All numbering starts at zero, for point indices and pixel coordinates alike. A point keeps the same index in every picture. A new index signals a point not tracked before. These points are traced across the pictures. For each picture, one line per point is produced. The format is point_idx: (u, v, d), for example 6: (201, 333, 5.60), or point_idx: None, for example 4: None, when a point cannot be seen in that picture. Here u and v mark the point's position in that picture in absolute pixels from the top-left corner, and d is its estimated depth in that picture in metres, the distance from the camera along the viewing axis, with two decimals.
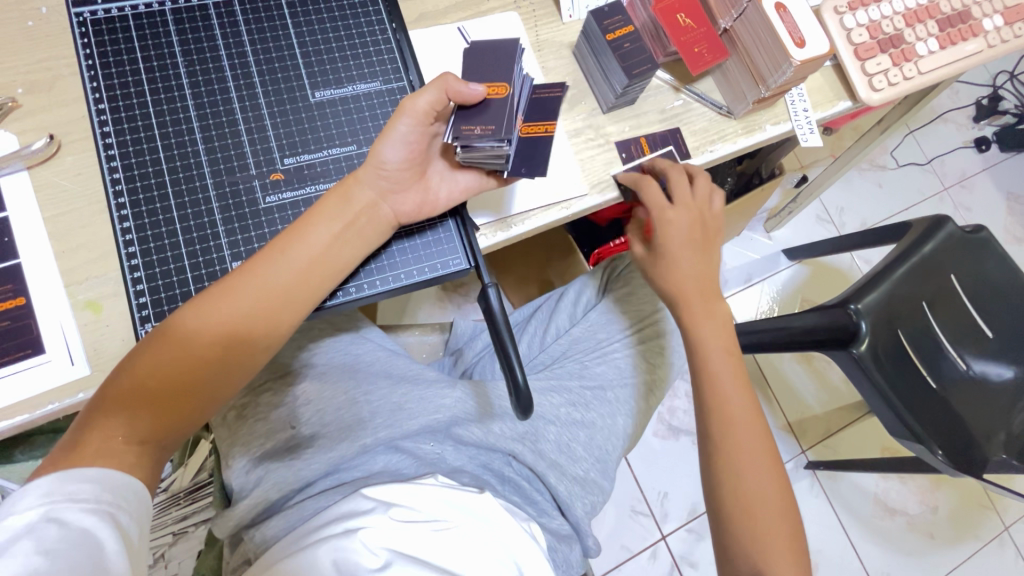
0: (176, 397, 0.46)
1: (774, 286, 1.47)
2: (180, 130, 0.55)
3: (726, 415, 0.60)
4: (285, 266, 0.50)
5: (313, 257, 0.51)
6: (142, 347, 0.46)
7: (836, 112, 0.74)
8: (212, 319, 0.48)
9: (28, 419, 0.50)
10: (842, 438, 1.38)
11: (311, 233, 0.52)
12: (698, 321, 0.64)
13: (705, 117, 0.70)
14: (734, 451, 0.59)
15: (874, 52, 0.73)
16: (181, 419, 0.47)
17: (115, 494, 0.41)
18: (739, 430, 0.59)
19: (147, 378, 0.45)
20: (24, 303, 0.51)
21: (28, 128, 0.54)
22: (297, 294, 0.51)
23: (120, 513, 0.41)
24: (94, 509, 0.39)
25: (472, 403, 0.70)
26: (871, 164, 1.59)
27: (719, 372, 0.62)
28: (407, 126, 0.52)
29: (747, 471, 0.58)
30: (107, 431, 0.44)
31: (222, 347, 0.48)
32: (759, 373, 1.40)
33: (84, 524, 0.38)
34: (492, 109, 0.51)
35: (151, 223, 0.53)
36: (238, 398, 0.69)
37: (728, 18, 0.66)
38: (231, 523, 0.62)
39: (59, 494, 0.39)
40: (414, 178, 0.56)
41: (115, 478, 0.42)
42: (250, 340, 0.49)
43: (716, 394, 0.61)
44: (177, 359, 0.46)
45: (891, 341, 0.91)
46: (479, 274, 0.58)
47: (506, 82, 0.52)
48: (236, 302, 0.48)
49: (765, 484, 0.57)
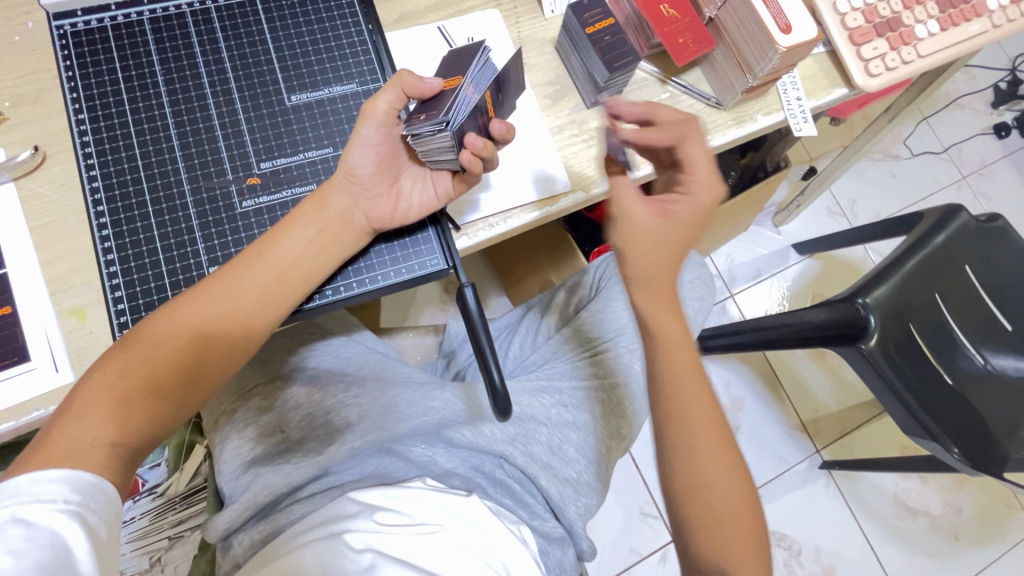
0: (152, 396, 0.47)
1: (784, 281, 1.43)
2: (157, 139, 0.56)
3: (691, 423, 0.53)
4: (259, 270, 0.51)
5: (287, 258, 0.52)
6: (119, 348, 0.47)
7: (832, 99, 0.72)
8: (187, 322, 0.48)
9: (16, 425, 0.50)
10: (858, 437, 1.34)
11: (287, 237, 0.52)
12: (661, 314, 0.53)
13: (693, 109, 0.68)
14: (700, 467, 0.52)
15: (870, 37, 0.71)
16: (156, 419, 0.48)
17: (84, 493, 0.42)
18: (708, 444, 0.53)
19: (122, 380, 0.46)
20: (11, 312, 0.52)
21: (15, 140, 0.56)
22: (274, 297, 0.51)
23: (90, 512, 0.42)
24: (63, 509, 0.40)
25: (462, 405, 0.69)
26: (884, 154, 1.54)
27: (684, 378, 0.53)
28: (371, 127, 0.52)
29: (712, 486, 0.52)
30: (79, 433, 0.44)
31: (196, 346, 0.49)
32: (770, 371, 1.37)
33: (52, 525, 0.39)
34: (441, 97, 0.50)
35: (129, 230, 0.54)
36: (230, 402, 0.70)
37: (712, 7, 0.65)
38: (223, 526, 0.62)
39: (27, 494, 0.40)
40: (386, 185, 0.56)
41: (85, 477, 0.42)
42: (223, 340, 0.50)
43: (677, 408, 0.53)
44: (152, 363, 0.47)
45: (903, 336, 0.88)
46: (457, 274, 0.57)
47: (462, 75, 0.50)
48: (213, 301, 0.49)
49: (726, 497, 0.52)
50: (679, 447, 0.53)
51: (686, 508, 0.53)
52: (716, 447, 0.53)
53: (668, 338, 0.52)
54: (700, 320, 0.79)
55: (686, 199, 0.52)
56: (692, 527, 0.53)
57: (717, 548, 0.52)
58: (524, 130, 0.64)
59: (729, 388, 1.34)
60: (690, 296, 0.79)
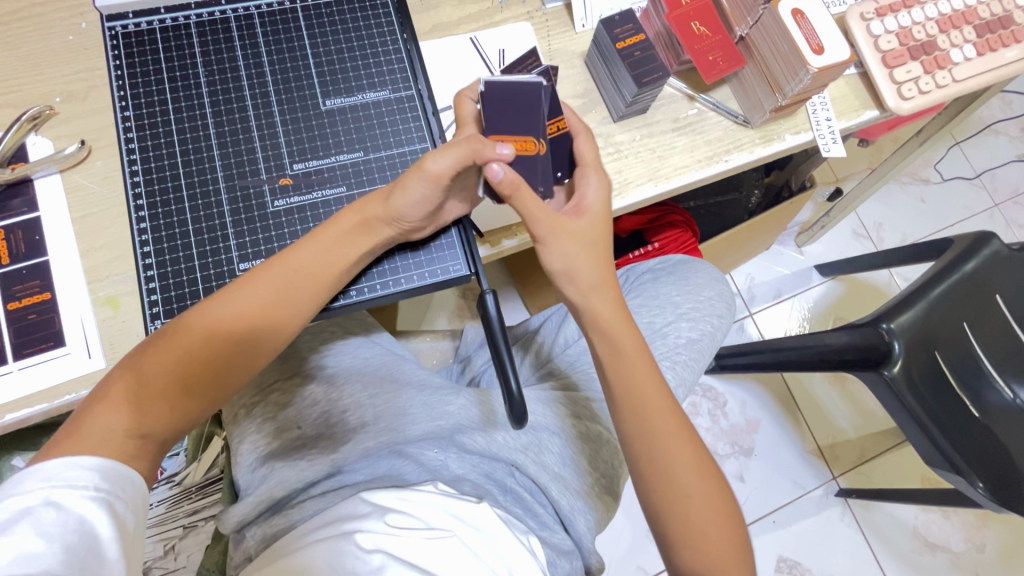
0: (184, 391, 0.48)
1: (805, 303, 1.41)
2: (197, 138, 0.58)
3: (658, 443, 0.54)
4: (288, 273, 0.51)
5: (322, 269, 0.53)
6: (153, 344, 0.48)
7: (862, 121, 0.71)
8: (217, 321, 0.49)
9: (48, 407, 0.52)
10: (876, 465, 1.31)
11: (317, 243, 0.52)
12: (617, 335, 0.55)
13: (721, 126, 0.68)
14: (676, 483, 0.53)
15: (903, 59, 0.70)
16: (187, 413, 0.49)
17: (113, 482, 0.43)
18: (679, 458, 0.54)
19: (154, 375, 0.47)
20: (49, 298, 0.54)
21: (63, 135, 0.58)
22: (305, 305, 0.52)
23: (117, 500, 0.43)
24: (93, 496, 0.42)
25: (476, 410, 0.71)
26: (913, 178, 1.51)
27: (647, 392, 0.55)
28: (427, 189, 0.51)
29: (694, 502, 0.53)
30: (110, 423, 0.46)
31: (224, 346, 0.49)
32: (787, 394, 1.34)
33: (82, 510, 0.41)
34: (523, 167, 0.54)
35: (166, 225, 0.55)
36: (249, 396, 0.71)
37: (744, 26, 0.65)
38: (235, 519, 0.64)
39: (60, 479, 0.41)
40: (430, 219, 0.56)
41: (114, 467, 0.44)
42: (256, 344, 0.51)
43: (647, 426, 0.54)
44: (183, 360, 0.48)
45: (928, 364, 0.86)
46: (478, 281, 0.58)
47: (534, 138, 0.53)
48: (246, 302, 0.50)
49: (707, 506, 0.53)
50: (657, 470, 0.54)
51: (670, 526, 0.53)
52: (692, 458, 0.54)
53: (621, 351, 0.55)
54: (719, 338, 0.78)
55: (589, 190, 0.55)
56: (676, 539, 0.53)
57: (702, 558, 0.52)
58: None
59: (745, 408, 1.32)
60: (710, 313, 0.78)
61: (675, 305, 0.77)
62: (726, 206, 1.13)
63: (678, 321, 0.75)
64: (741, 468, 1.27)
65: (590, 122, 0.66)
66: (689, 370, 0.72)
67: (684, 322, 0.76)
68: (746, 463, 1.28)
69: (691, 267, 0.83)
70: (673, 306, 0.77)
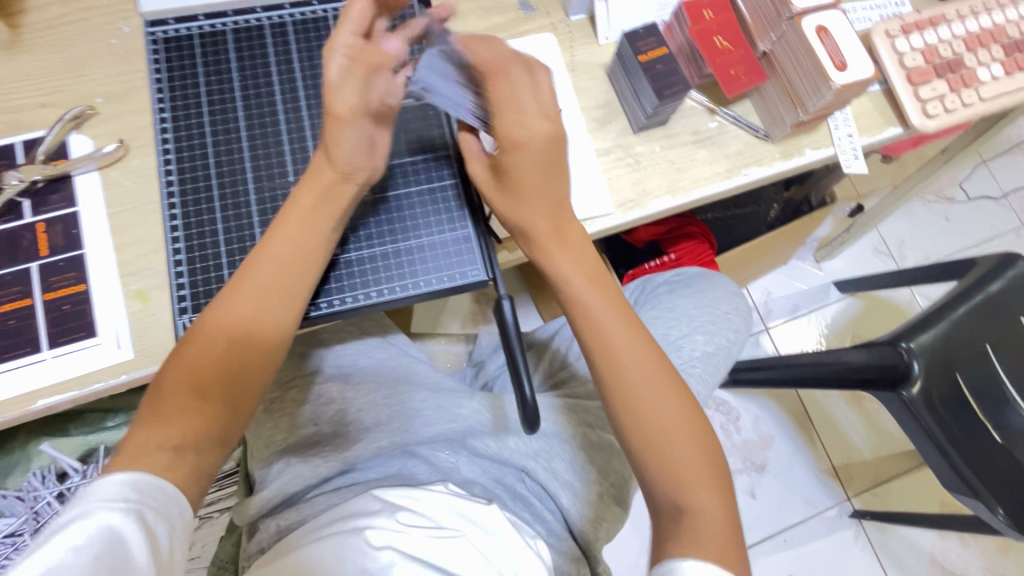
0: (206, 398, 0.48)
1: (822, 319, 1.39)
2: (228, 139, 0.60)
3: (617, 370, 0.53)
4: (273, 259, 0.52)
5: (303, 251, 0.53)
6: (168, 364, 0.49)
7: (884, 137, 0.71)
8: (218, 324, 0.50)
9: (78, 394, 0.54)
10: (893, 488, 1.28)
11: (287, 223, 0.53)
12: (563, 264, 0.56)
13: (741, 140, 0.68)
14: (639, 405, 0.52)
15: (929, 77, 0.70)
16: (215, 417, 0.49)
17: (142, 492, 0.43)
18: (637, 376, 0.53)
19: (171, 388, 0.48)
20: (83, 290, 0.56)
21: (103, 134, 0.61)
22: (299, 292, 0.53)
23: (147, 509, 0.43)
24: (122, 506, 0.41)
25: (488, 415, 0.72)
26: (937, 196, 1.49)
27: (603, 318, 0.55)
28: (353, 123, 0.53)
29: (661, 420, 0.51)
30: (145, 441, 0.46)
31: (233, 346, 0.50)
32: (802, 411, 1.32)
33: (110, 520, 0.40)
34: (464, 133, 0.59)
35: (197, 223, 0.58)
36: (267, 392, 0.73)
37: (767, 41, 0.65)
38: (250, 511, 0.65)
39: (93, 497, 0.41)
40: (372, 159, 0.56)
41: (143, 479, 0.44)
42: (264, 336, 0.51)
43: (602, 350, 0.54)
44: (194, 367, 0.48)
45: (948, 386, 0.84)
46: (496, 286, 0.59)
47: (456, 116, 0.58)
48: (243, 298, 0.51)
49: (671, 417, 0.52)
50: (615, 389, 0.53)
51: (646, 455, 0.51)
52: (648, 365, 0.53)
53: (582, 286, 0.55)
54: (734, 352, 0.78)
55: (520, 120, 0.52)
56: (651, 472, 0.51)
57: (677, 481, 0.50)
58: (571, 152, 0.66)
59: (758, 424, 1.30)
60: (725, 327, 0.78)
61: (691, 317, 0.77)
62: (743, 219, 1.12)
63: (693, 333, 0.75)
64: (752, 485, 1.26)
65: (610, 133, 0.67)
66: (702, 382, 0.72)
67: (699, 334, 0.76)
68: (759, 480, 1.26)
69: (708, 280, 0.83)
70: (689, 318, 0.77)
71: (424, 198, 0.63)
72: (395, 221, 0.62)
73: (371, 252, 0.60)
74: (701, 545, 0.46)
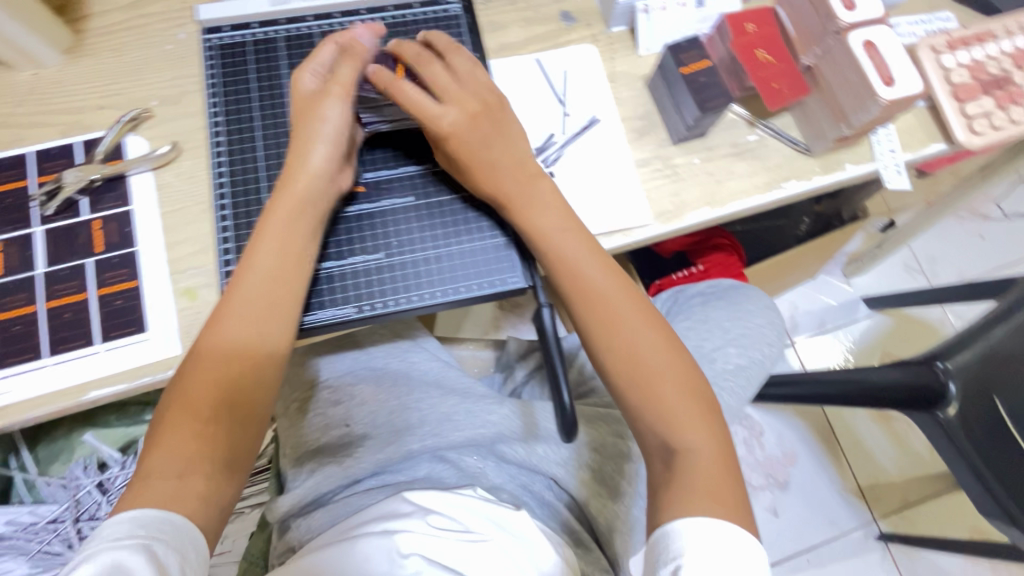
0: (204, 422, 0.47)
1: (850, 336, 1.37)
2: (278, 143, 0.62)
3: (605, 318, 0.55)
4: (254, 276, 0.52)
5: (289, 260, 0.53)
6: (168, 395, 0.49)
7: (927, 154, 0.70)
8: (203, 352, 0.49)
9: (127, 387, 0.56)
10: (921, 512, 1.25)
11: (267, 238, 0.53)
12: (547, 213, 0.57)
13: (781, 153, 0.68)
14: (635, 356, 0.54)
15: (975, 93, 0.69)
16: (218, 442, 0.48)
17: (149, 526, 0.42)
18: (624, 319, 0.55)
19: (176, 416, 0.47)
20: (134, 286, 0.58)
21: (157, 136, 0.63)
22: (282, 299, 0.52)
23: (156, 542, 0.41)
24: (129, 543, 0.40)
25: (519, 423, 0.71)
26: (972, 213, 1.46)
27: (586, 269, 0.56)
28: (343, 104, 0.55)
29: (646, 366, 0.53)
30: (154, 472, 0.45)
31: (227, 366, 0.49)
32: (828, 429, 1.30)
33: (116, 558, 0.39)
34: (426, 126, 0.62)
35: (246, 224, 0.59)
36: (301, 391, 0.74)
37: (810, 55, 0.65)
38: (284, 507, 0.68)
39: (100, 540, 0.40)
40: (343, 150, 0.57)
41: (150, 513, 0.42)
42: (255, 350, 0.50)
43: (589, 303, 0.56)
44: (191, 394, 0.48)
45: (986, 409, 0.82)
46: (537, 295, 0.60)
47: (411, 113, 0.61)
48: (229, 320, 0.50)
49: (656, 355, 0.54)
50: (603, 342, 0.55)
51: (634, 409, 0.53)
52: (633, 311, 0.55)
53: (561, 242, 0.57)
54: (767, 366, 0.77)
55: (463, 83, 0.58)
56: (643, 416, 0.53)
57: (666, 425, 0.52)
58: (610, 163, 0.66)
59: (782, 440, 1.28)
60: (759, 341, 0.77)
61: (723, 329, 0.76)
62: (774, 231, 1.11)
63: (727, 346, 0.75)
64: (775, 502, 1.23)
65: (649, 144, 0.67)
66: (735, 396, 0.72)
67: (732, 347, 0.75)
68: (781, 497, 1.24)
69: (740, 293, 0.82)
70: (722, 331, 0.76)
71: (409, 219, 0.62)
72: (374, 236, 0.61)
73: (366, 266, 0.60)
74: (693, 488, 0.48)
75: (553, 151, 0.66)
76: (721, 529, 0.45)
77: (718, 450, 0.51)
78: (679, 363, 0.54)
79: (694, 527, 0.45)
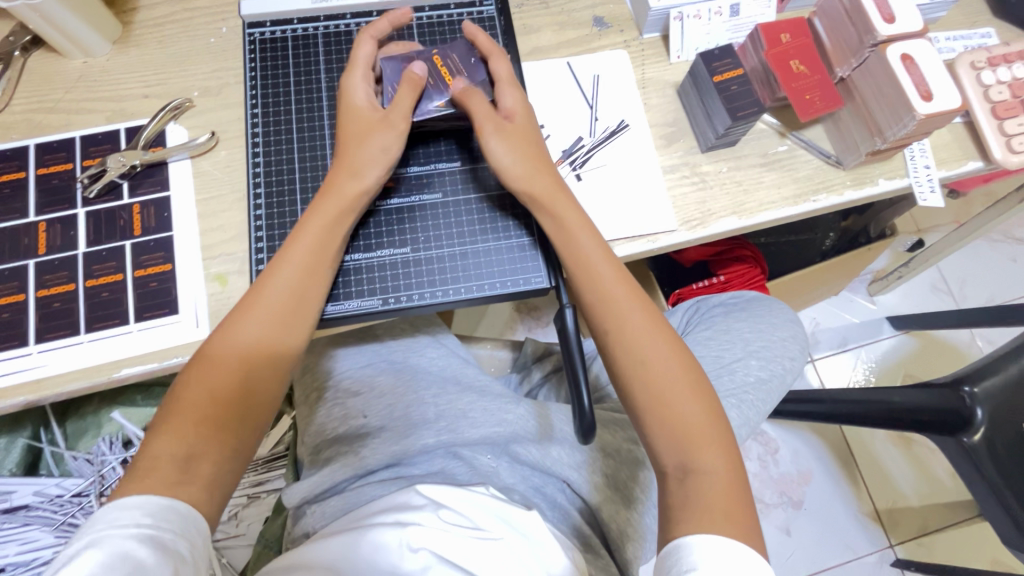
0: (218, 412, 0.48)
1: (872, 355, 1.34)
2: (313, 137, 0.63)
3: (628, 343, 0.54)
4: (285, 272, 0.53)
5: (318, 261, 0.54)
6: (190, 374, 0.50)
7: (964, 171, 0.69)
8: (228, 343, 0.50)
9: (157, 367, 0.57)
10: (940, 540, 1.21)
11: (302, 236, 0.54)
12: (581, 235, 0.57)
13: (811, 165, 0.67)
14: (655, 383, 0.53)
15: (1015, 112, 0.67)
16: (229, 430, 0.49)
17: (156, 516, 0.42)
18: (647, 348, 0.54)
19: (193, 399, 0.48)
20: (169, 269, 0.60)
21: (197, 125, 0.65)
22: (306, 299, 0.53)
23: (163, 533, 0.42)
24: (136, 531, 0.41)
25: (534, 422, 0.72)
26: (1005, 236, 1.42)
27: (617, 295, 0.56)
28: (401, 139, 0.57)
29: (666, 394, 0.52)
30: (161, 452, 0.46)
31: (248, 359, 0.50)
32: (845, 449, 1.27)
33: (123, 546, 0.40)
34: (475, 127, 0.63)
35: (278, 213, 0.61)
36: (322, 381, 0.75)
37: (847, 67, 0.65)
38: (299, 494, 0.68)
39: (103, 524, 0.41)
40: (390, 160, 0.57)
41: (157, 503, 0.43)
42: (275, 348, 0.52)
43: (615, 326, 0.55)
44: (209, 381, 0.49)
45: (1014, 436, 0.80)
46: (558, 295, 0.60)
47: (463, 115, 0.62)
48: (257, 313, 0.51)
49: (679, 386, 0.53)
50: (627, 365, 0.54)
51: (654, 433, 0.52)
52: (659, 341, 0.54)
53: (581, 255, 0.56)
54: (788, 380, 0.76)
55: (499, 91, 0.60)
56: (660, 439, 0.52)
57: (683, 454, 0.51)
58: (637, 168, 0.66)
59: (797, 458, 1.26)
60: (781, 354, 0.76)
61: (744, 340, 0.76)
62: (798, 246, 1.10)
63: (748, 358, 0.74)
64: (788, 521, 1.21)
65: (677, 150, 0.67)
66: (755, 409, 0.70)
67: (754, 359, 0.74)
68: (794, 516, 1.21)
69: (762, 305, 0.81)
70: (744, 342, 0.75)
71: (438, 216, 0.63)
72: (403, 232, 0.62)
73: (396, 260, 0.62)
74: (705, 519, 0.47)
75: (581, 154, 0.67)
76: (729, 549, 0.44)
77: (733, 483, 0.50)
78: (700, 396, 0.53)
79: (705, 543, 0.45)
